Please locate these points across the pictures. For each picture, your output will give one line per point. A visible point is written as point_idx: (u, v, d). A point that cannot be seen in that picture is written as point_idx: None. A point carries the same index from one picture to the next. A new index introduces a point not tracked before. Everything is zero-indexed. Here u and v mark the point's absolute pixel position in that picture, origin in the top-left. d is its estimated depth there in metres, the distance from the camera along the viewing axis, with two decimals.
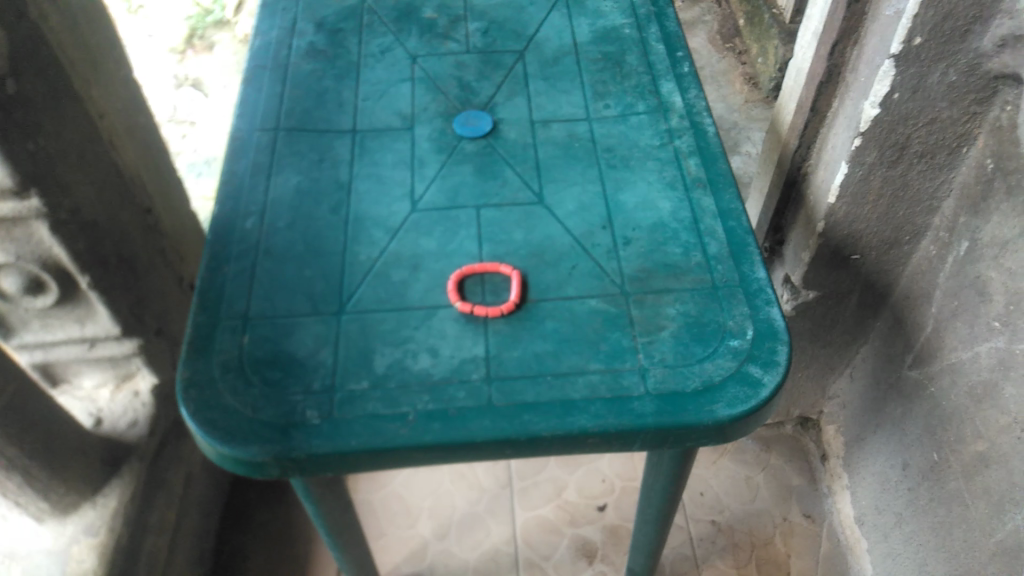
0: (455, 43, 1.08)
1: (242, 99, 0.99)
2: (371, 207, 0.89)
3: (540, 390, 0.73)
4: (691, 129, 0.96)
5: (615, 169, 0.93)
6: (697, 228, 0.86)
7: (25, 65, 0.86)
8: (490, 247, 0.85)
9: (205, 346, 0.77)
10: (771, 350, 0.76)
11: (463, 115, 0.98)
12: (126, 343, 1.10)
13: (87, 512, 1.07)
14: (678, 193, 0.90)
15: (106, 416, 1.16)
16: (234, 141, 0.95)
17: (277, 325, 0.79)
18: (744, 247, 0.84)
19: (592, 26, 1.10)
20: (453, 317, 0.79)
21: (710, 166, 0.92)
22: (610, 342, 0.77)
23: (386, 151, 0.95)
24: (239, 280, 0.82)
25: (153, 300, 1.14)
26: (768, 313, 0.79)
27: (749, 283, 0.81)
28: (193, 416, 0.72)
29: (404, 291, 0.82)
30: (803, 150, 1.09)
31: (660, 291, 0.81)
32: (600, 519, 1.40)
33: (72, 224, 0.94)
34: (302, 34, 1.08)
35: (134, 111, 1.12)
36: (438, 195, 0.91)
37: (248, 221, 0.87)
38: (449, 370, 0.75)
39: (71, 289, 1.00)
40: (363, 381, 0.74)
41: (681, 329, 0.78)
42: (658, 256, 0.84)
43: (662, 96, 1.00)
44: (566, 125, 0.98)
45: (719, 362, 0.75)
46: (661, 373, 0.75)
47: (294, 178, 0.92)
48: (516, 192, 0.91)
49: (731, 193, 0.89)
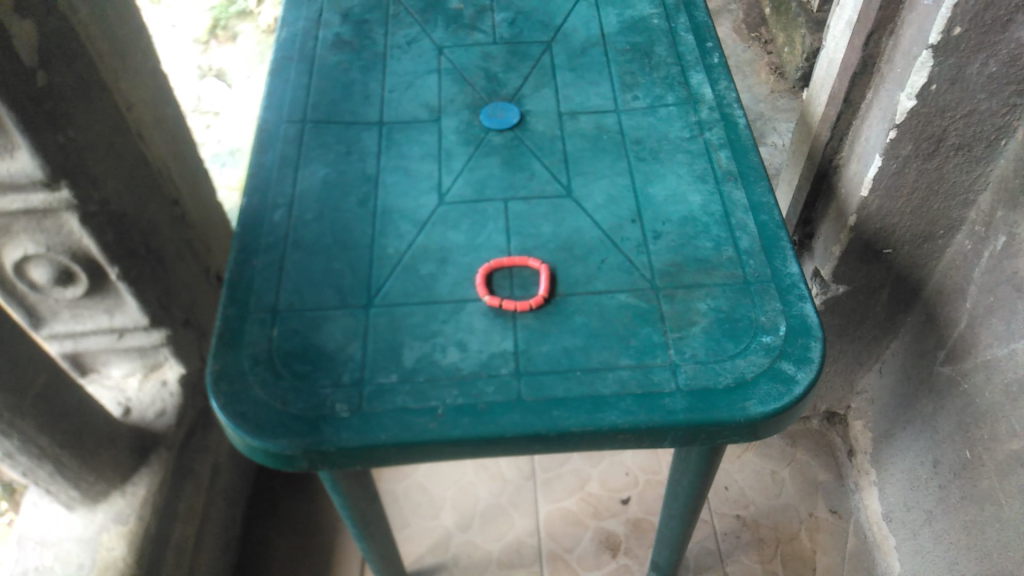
0: (481, 34, 1.07)
1: (269, 90, 0.99)
2: (399, 200, 0.89)
3: (570, 386, 0.73)
4: (722, 120, 0.95)
5: (644, 162, 0.92)
6: (729, 223, 0.85)
7: (55, 57, 0.86)
8: (518, 240, 0.85)
9: (235, 339, 0.77)
10: (804, 347, 0.75)
11: (491, 107, 0.97)
12: (154, 334, 1.11)
13: (116, 500, 1.08)
14: (709, 186, 0.89)
15: (135, 406, 1.17)
16: (262, 133, 0.94)
17: (307, 318, 0.79)
18: (776, 241, 0.83)
19: (621, 16, 1.09)
20: (482, 311, 0.79)
21: (741, 159, 0.91)
22: (640, 338, 0.76)
23: (413, 143, 0.94)
24: (268, 273, 0.82)
25: (180, 292, 1.14)
26: (802, 309, 0.78)
27: (781, 278, 0.80)
28: (224, 409, 0.72)
29: (432, 285, 0.81)
30: (836, 142, 1.07)
31: (690, 286, 0.80)
32: (623, 512, 1.40)
33: (101, 216, 0.95)
34: (328, 25, 1.08)
35: (161, 103, 1.12)
36: (466, 187, 0.90)
37: (276, 214, 0.87)
38: (478, 364, 0.75)
39: (100, 281, 1.01)
40: (392, 375, 0.74)
41: (712, 324, 0.77)
42: (688, 251, 0.83)
43: (692, 88, 0.99)
44: (594, 117, 0.97)
45: (752, 358, 0.74)
46: (693, 369, 0.74)
47: (321, 170, 0.91)
48: (544, 185, 0.90)
49: (763, 186, 0.88)
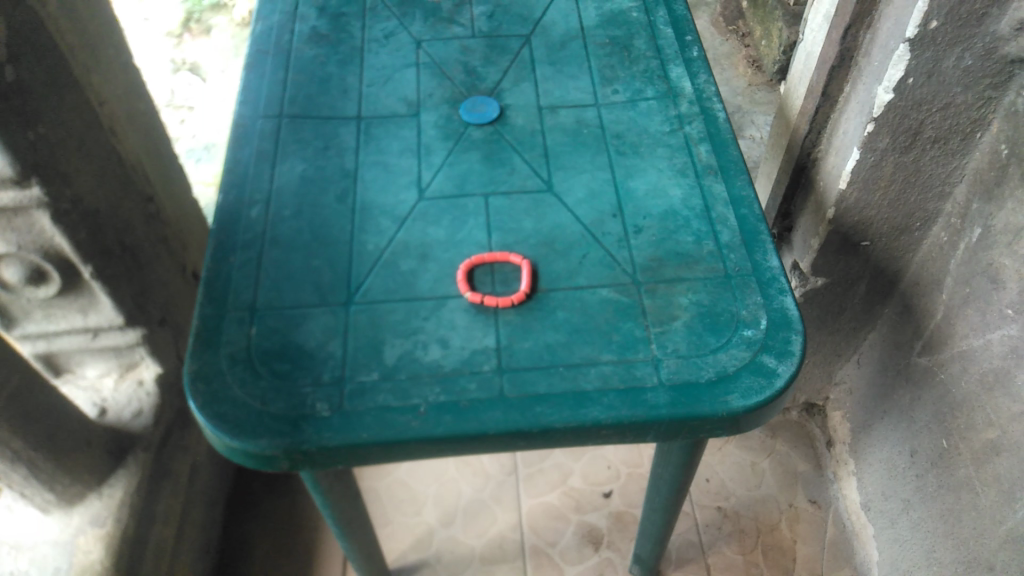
0: (460, 27, 1.06)
1: (245, 85, 0.97)
2: (378, 196, 0.88)
3: (552, 382, 0.73)
4: (701, 114, 0.95)
5: (624, 156, 0.92)
6: (709, 217, 0.85)
7: (24, 51, 0.84)
8: (499, 236, 0.84)
9: (213, 338, 0.76)
10: (785, 340, 0.75)
11: (470, 101, 0.97)
12: (129, 333, 1.10)
13: (92, 503, 1.06)
14: (689, 180, 0.89)
15: (111, 406, 1.15)
16: (238, 129, 0.93)
17: (286, 316, 0.78)
18: (756, 235, 0.83)
19: (600, 10, 1.08)
20: (463, 307, 0.78)
21: (721, 152, 0.91)
22: (622, 333, 0.76)
23: (392, 138, 0.94)
24: (246, 271, 0.81)
25: (155, 290, 1.13)
26: (782, 302, 0.78)
27: (762, 272, 0.80)
28: (202, 410, 0.71)
29: (413, 281, 0.81)
30: (814, 136, 1.07)
31: (672, 280, 0.80)
32: (606, 506, 1.40)
33: (74, 214, 0.93)
34: (304, 18, 1.07)
35: (134, 98, 1.10)
36: (446, 182, 0.89)
37: (253, 210, 0.86)
38: (460, 361, 0.74)
39: (74, 280, 0.99)
40: (373, 373, 0.73)
41: (694, 319, 0.77)
42: (669, 245, 0.83)
43: (672, 81, 0.99)
44: (574, 111, 0.96)
45: (733, 352, 0.74)
46: (675, 363, 0.74)
47: (298, 166, 0.90)
48: (524, 180, 0.89)
49: (743, 179, 0.88)
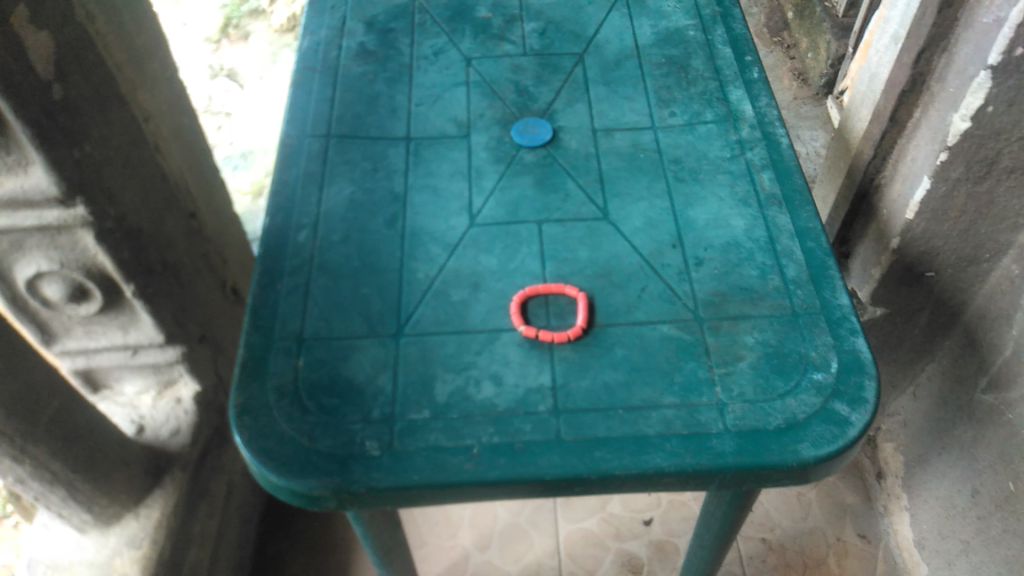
0: (511, 44, 1.03)
1: (292, 103, 0.95)
2: (428, 221, 0.85)
3: (611, 425, 0.69)
4: (763, 140, 0.91)
5: (683, 183, 0.88)
6: (775, 249, 0.81)
7: (72, 69, 0.82)
8: (553, 266, 0.81)
9: (260, 369, 0.74)
10: (858, 386, 0.71)
11: (522, 122, 0.94)
12: (169, 351, 1.08)
13: (129, 523, 1.04)
14: (752, 210, 0.85)
15: (148, 424, 1.13)
16: (285, 149, 0.91)
17: (334, 347, 0.75)
18: (824, 270, 0.80)
19: (655, 27, 1.04)
20: (517, 341, 0.75)
21: (785, 181, 0.87)
22: (684, 374, 0.73)
23: (442, 160, 0.91)
24: (293, 298, 0.79)
25: (195, 308, 1.11)
26: (854, 344, 0.74)
27: (831, 310, 0.76)
28: (249, 445, 0.69)
29: (464, 313, 0.78)
30: (878, 161, 1.03)
31: (736, 317, 0.76)
32: (646, 533, 1.36)
33: (118, 232, 0.92)
34: (352, 34, 1.04)
35: (180, 112, 1.07)
36: (498, 208, 0.86)
37: (301, 234, 0.84)
38: (515, 401, 0.71)
39: (115, 297, 0.98)
40: (424, 411, 0.71)
41: (760, 359, 0.73)
42: (733, 279, 0.79)
43: (731, 104, 0.95)
44: (629, 134, 0.93)
45: (803, 398, 0.71)
46: (741, 408, 0.70)
47: (347, 189, 0.88)
48: (579, 207, 0.86)
49: (809, 211, 0.84)
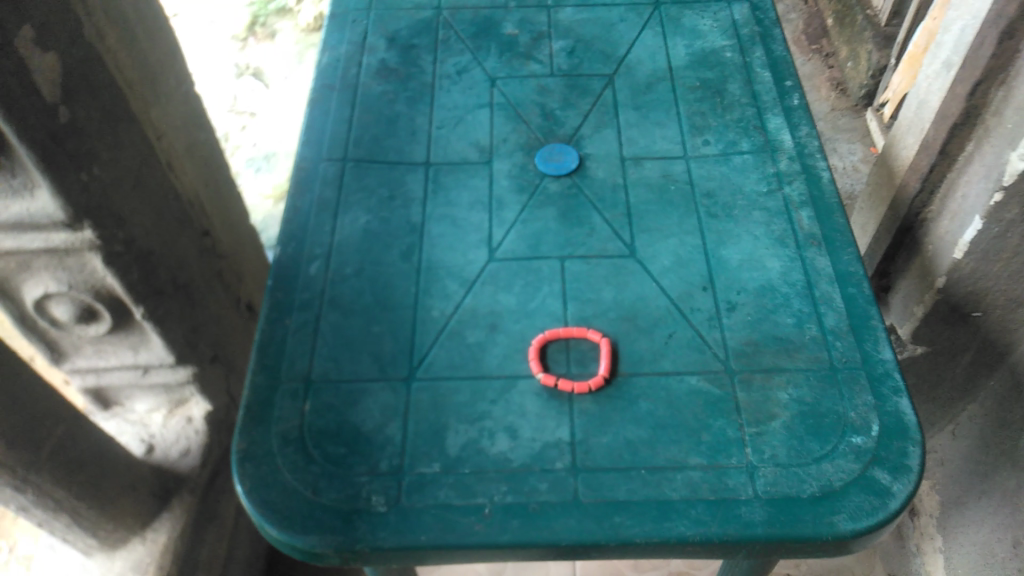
0: (538, 64, 0.99)
1: (309, 123, 0.92)
2: (445, 255, 0.81)
3: (633, 487, 0.65)
4: (803, 173, 0.86)
5: (716, 219, 0.83)
6: (813, 295, 0.76)
7: (80, 89, 0.79)
8: (575, 307, 0.76)
9: (266, 412, 0.71)
10: (901, 452, 0.66)
11: (547, 149, 0.89)
12: (180, 371, 1.06)
13: (135, 547, 1.02)
14: (789, 250, 0.79)
15: (158, 443, 1.10)
16: (300, 173, 0.87)
17: (343, 391, 0.71)
18: (866, 320, 0.74)
19: (690, 48, 0.99)
20: (535, 390, 0.71)
21: (825, 220, 0.82)
22: (712, 432, 0.68)
23: (462, 188, 0.87)
24: (302, 335, 0.75)
25: (207, 327, 1.08)
26: (897, 404, 0.69)
27: (873, 365, 0.71)
28: (250, 496, 0.66)
29: (480, 356, 0.73)
30: (925, 195, 0.97)
31: (770, 370, 0.71)
32: (666, 566, 1.32)
33: (127, 255, 0.89)
34: (373, 50, 1.00)
35: (196, 127, 1.04)
36: (520, 241, 0.82)
37: (312, 266, 0.80)
38: (530, 456, 0.67)
39: (124, 318, 0.95)
40: (434, 465, 0.67)
41: (794, 419, 0.68)
42: (767, 327, 0.74)
43: (769, 133, 0.89)
44: (660, 163, 0.88)
45: (841, 463, 0.66)
46: (773, 473, 0.66)
47: (362, 218, 0.84)
48: (604, 243, 0.81)
49: (850, 254, 0.79)
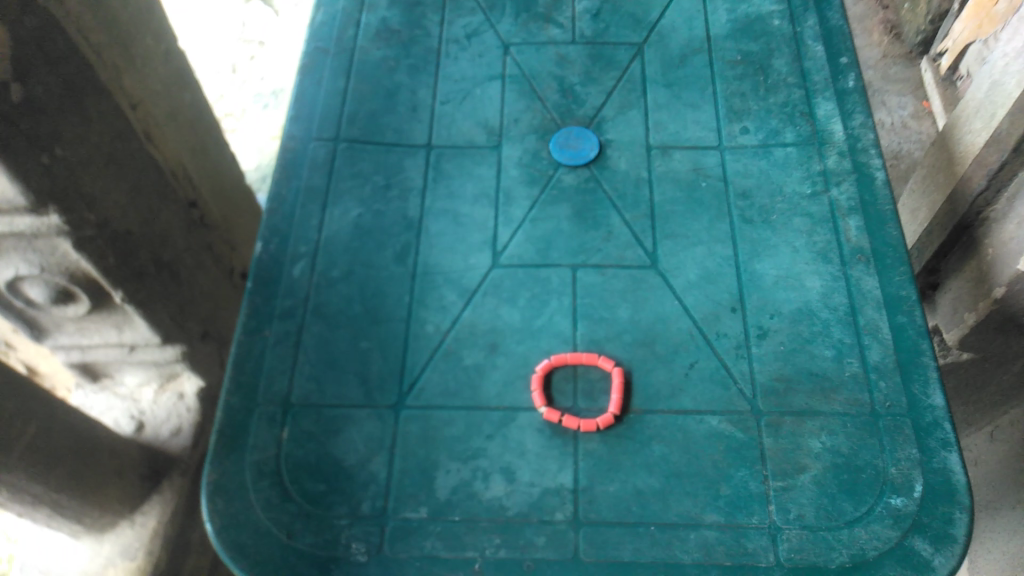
0: (558, 28, 0.87)
1: (298, 94, 0.82)
2: (444, 258, 0.73)
3: (640, 547, 0.59)
4: (854, 172, 0.75)
5: (751, 226, 0.73)
6: (856, 323, 0.67)
7: (36, 62, 0.70)
8: (586, 327, 0.68)
9: (239, 439, 0.64)
10: (946, 518, 0.59)
11: (564, 133, 0.79)
12: (168, 350, 1.00)
13: (124, 531, 0.99)
14: (832, 267, 0.70)
15: (148, 420, 1.05)
16: (286, 155, 0.78)
17: (325, 418, 0.65)
18: (916, 355, 0.65)
19: (733, 13, 0.87)
20: (536, 426, 0.64)
21: (876, 231, 0.72)
22: (733, 485, 0.61)
23: (466, 178, 0.77)
24: (282, 349, 0.68)
25: (197, 303, 1.01)
26: (945, 460, 0.61)
27: (919, 413, 0.63)
28: (219, 536, 0.60)
29: (477, 383, 0.66)
30: (990, 194, 0.86)
31: (801, 413, 0.63)
32: None
33: (100, 239, 0.81)
34: (374, 6, 0.89)
35: (177, 89, 0.95)
36: (528, 245, 0.73)
37: (296, 266, 0.72)
38: (527, 505, 0.61)
39: (104, 299, 0.89)
40: (421, 509, 0.61)
41: (827, 472, 0.61)
42: (802, 360, 0.66)
43: (817, 122, 0.78)
44: (691, 154, 0.78)
45: (875, 529, 0.59)
46: (797, 536, 0.59)
47: (353, 210, 0.75)
48: (623, 250, 0.72)
49: (902, 274, 0.69)
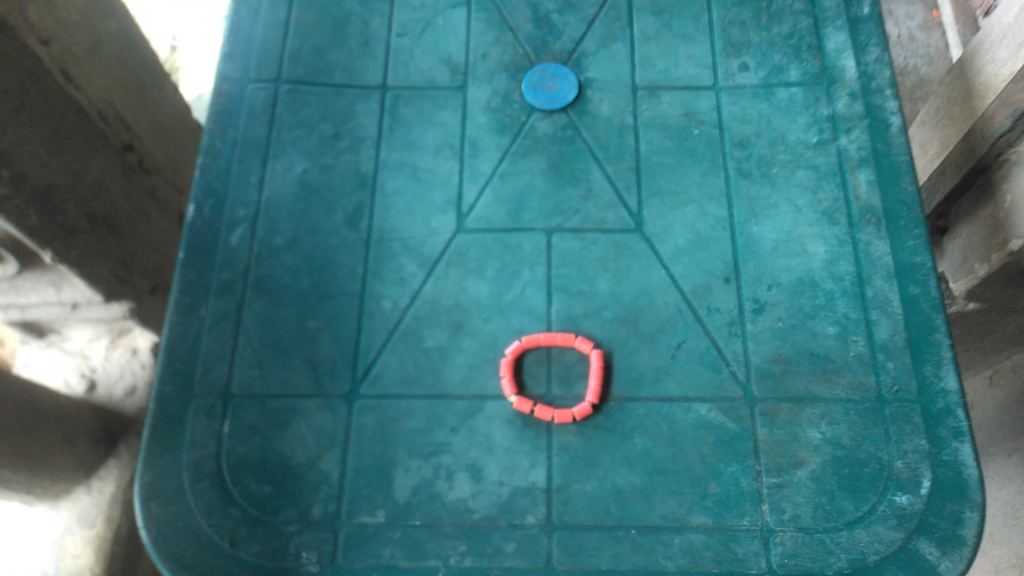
0: None
1: (232, 26, 0.71)
2: (402, 221, 0.64)
3: (620, 554, 0.54)
4: (866, 117, 0.66)
5: (749, 180, 0.65)
6: (863, 294, 0.60)
7: None
8: (562, 302, 0.61)
9: (175, 435, 0.58)
10: (955, 517, 0.54)
11: (538, 72, 0.69)
12: (113, 308, 0.91)
13: (80, 497, 0.92)
14: (838, 230, 0.62)
15: (100, 379, 0.98)
16: (220, 101, 0.68)
17: (270, 410, 0.58)
18: (929, 332, 0.59)
19: None
20: (506, 417, 0.57)
21: (888, 187, 0.64)
22: (723, 482, 0.55)
23: (426, 125, 0.68)
24: (220, 331, 0.61)
25: (143, 255, 0.93)
26: (957, 452, 0.55)
27: (930, 399, 0.57)
28: (156, 545, 0.55)
29: (440, 368, 0.59)
30: (1014, 134, 0.77)
31: (800, 400, 0.57)
32: None
33: (17, 197, 0.73)
34: None
35: (99, 18, 0.84)
36: (496, 205, 0.65)
37: (235, 233, 0.64)
38: (495, 507, 0.55)
39: (32, 258, 0.82)
40: (378, 514, 0.55)
41: (826, 467, 0.55)
42: (801, 338, 0.59)
43: (827, 57, 0.69)
44: (682, 96, 0.68)
45: (878, 530, 0.54)
46: (792, 538, 0.54)
47: (298, 165, 0.66)
48: (604, 210, 0.64)
49: (917, 237, 0.62)
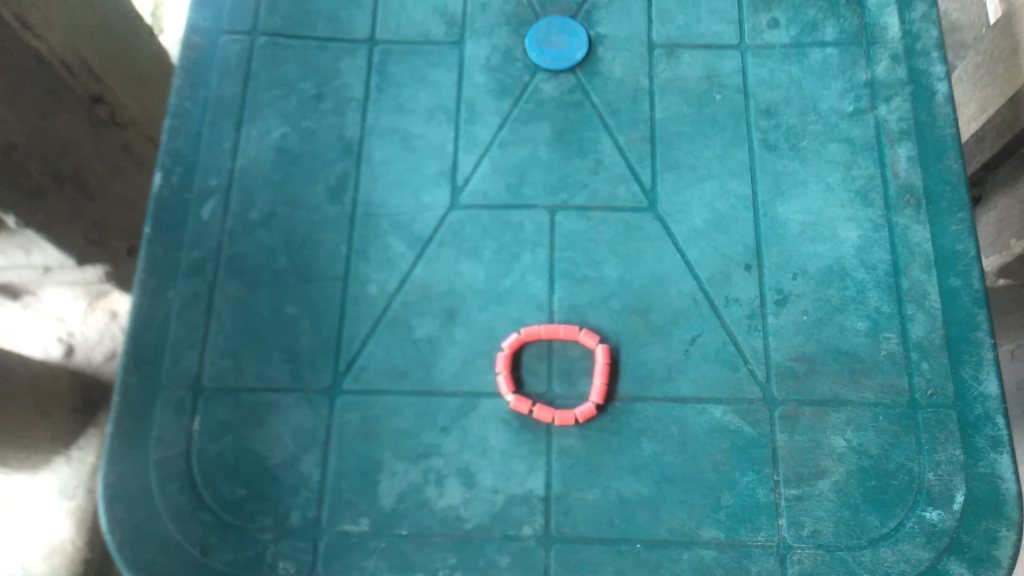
0: None
1: None
2: (390, 194, 0.58)
3: (623, 570, 0.50)
4: (908, 84, 0.59)
5: (775, 153, 0.58)
6: (897, 286, 0.54)
7: None
8: (566, 289, 0.55)
9: (141, 431, 0.53)
10: (988, 536, 0.49)
11: (544, 26, 0.62)
12: (88, 271, 0.87)
13: (59, 468, 0.84)
14: (873, 212, 0.56)
15: (79, 344, 0.90)
16: (188, 55, 0.61)
17: (245, 405, 0.53)
18: (969, 330, 0.53)
19: None
20: (502, 418, 0.52)
21: (931, 164, 0.57)
22: (737, 493, 0.51)
23: (418, 85, 0.61)
24: (190, 315, 0.55)
25: (118, 215, 0.87)
26: (995, 466, 0.50)
27: (967, 405, 0.52)
28: (121, 553, 0.50)
29: (431, 361, 0.54)
30: None
31: (824, 404, 0.52)
32: None
33: None
34: None
35: None
36: (495, 178, 0.58)
37: (205, 206, 0.58)
38: (488, 516, 0.51)
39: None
40: (362, 521, 0.51)
41: (851, 478, 0.51)
42: (828, 334, 0.53)
43: (867, 13, 0.61)
44: (704, 56, 0.61)
45: (904, 548, 0.50)
46: (811, 556, 0.49)
47: (276, 129, 0.60)
48: (614, 186, 0.58)
49: (961, 222, 0.56)
